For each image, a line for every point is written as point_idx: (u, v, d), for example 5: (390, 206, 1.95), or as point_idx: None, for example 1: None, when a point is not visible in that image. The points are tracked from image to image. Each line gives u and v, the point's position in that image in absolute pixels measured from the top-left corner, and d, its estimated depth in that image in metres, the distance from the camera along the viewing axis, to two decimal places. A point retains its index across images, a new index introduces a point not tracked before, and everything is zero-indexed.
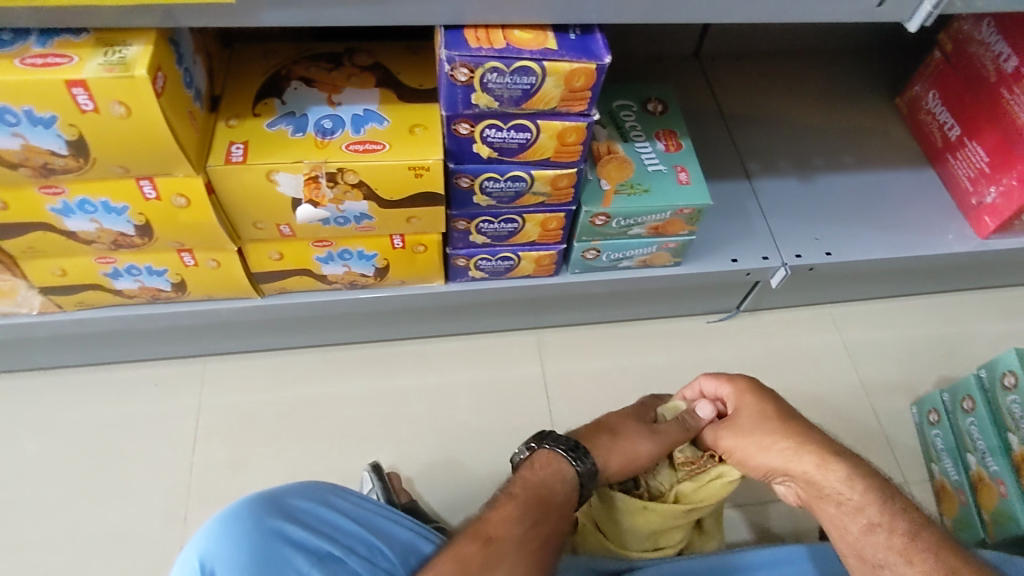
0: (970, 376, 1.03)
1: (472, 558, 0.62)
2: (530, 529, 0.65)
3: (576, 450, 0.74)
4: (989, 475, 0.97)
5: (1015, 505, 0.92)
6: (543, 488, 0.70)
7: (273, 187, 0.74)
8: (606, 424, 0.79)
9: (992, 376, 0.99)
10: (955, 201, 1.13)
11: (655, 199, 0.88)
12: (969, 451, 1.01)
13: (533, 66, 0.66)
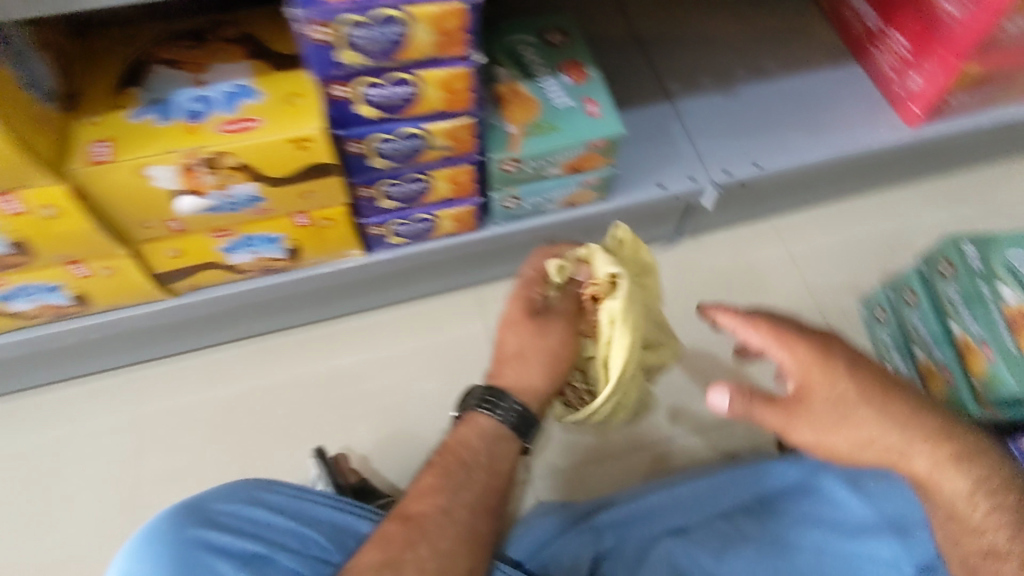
0: (911, 269, 1.02)
1: (395, 537, 0.64)
2: (453, 498, 0.67)
3: (493, 399, 0.73)
4: (936, 364, 0.96)
5: (959, 389, 0.91)
6: (465, 450, 0.71)
7: (149, 182, 0.69)
8: (506, 350, 0.75)
9: (931, 267, 0.97)
10: (882, 93, 1.10)
11: (564, 136, 0.84)
12: (915, 344, 1.01)
13: (395, 15, 0.61)
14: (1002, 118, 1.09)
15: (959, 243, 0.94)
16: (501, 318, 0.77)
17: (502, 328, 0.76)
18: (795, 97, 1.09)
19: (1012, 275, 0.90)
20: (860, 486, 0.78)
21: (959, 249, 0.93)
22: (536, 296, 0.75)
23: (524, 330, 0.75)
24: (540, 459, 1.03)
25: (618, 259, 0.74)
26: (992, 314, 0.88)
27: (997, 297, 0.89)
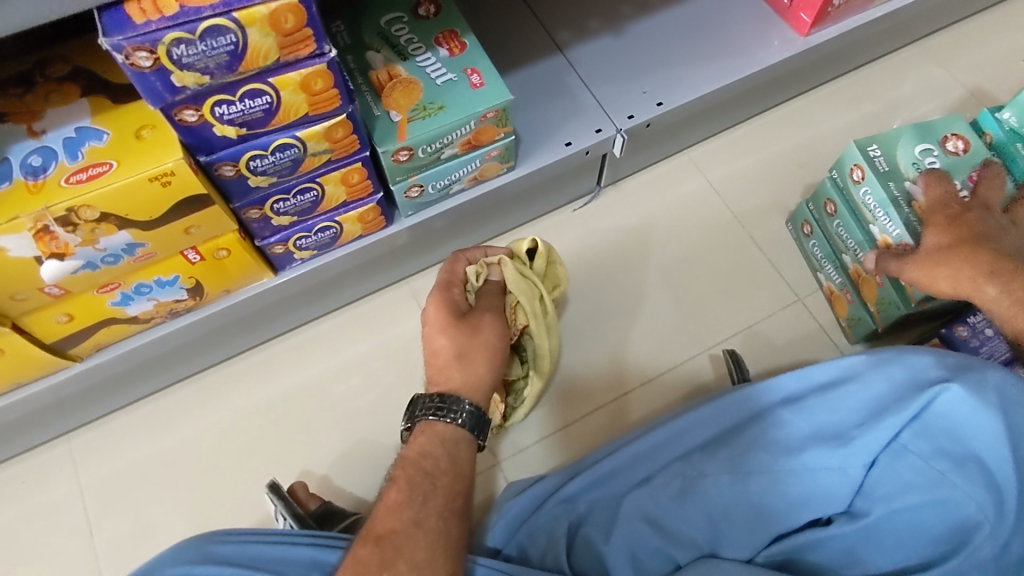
0: (827, 179, 1.00)
1: (369, 559, 0.59)
2: (422, 507, 0.62)
3: (442, 405, 0.69)
4: (864, 269, 0.97)
5: (891, 292, 0.93)
6: (426, 459, 0.66)
7: (3, 255, 0.63)
8: (443, 354, 0.72)
9: (843, 173, 0.95)
10: (769, 5, 1.08)
11: (452, 113, 0.80)
12: (843, 252, 1.01)
13: (224, 23, 0.56)
14: (888, 10, 1.09)
15: (865, 147, 0.91)
16: (426, 325, 0.75)
17: (429, 335, 0.74)
18: (684, 26, 1.06)
19: (917, 170, 0.89)
20: (803, 398, 0.76)
21: (865, 152, 0.91)
22: (456, 298, 0.78)
23: (457, 331, 0.73)
24: (505, 441, 1.00)
25: (519, 276, 0.82)
26: (905, 214, 0.87)
27: (904, 195, 0.88)
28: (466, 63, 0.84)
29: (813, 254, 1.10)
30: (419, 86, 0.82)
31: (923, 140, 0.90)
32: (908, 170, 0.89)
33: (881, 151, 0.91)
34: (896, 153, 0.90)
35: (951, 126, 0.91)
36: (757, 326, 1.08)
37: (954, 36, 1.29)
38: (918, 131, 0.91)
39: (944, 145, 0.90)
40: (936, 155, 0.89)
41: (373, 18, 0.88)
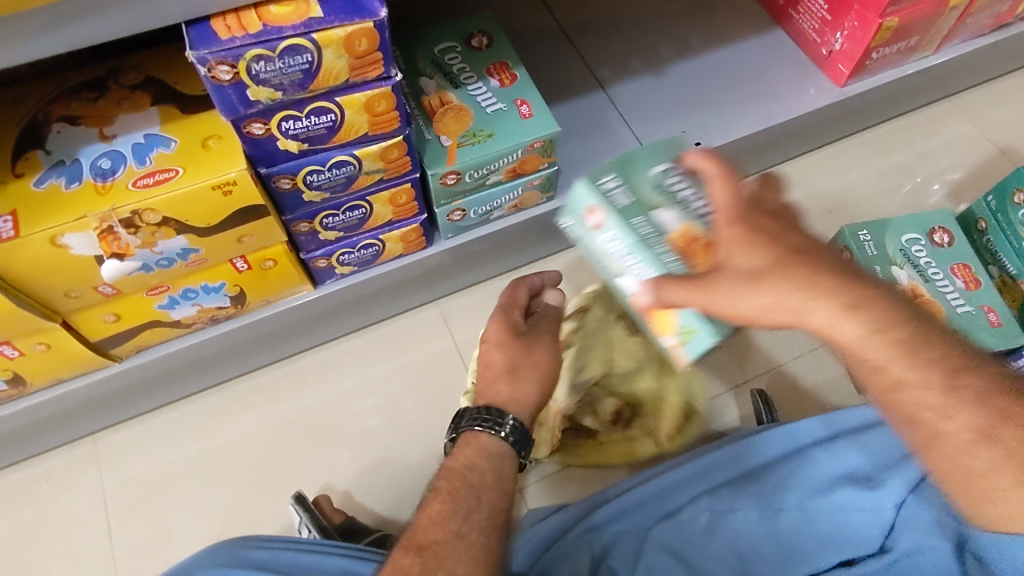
0: (846, 227, 1.01)
1: (409, 569, 0.59)
2: (465, 521, 0.62)
3: (489, 417, 0.69)
4: None
5: None
6: (471, 473, 0.66)
7: (66, 252, 0.65)
8: (495, 367, 0.73)
9: (574, 222, 0.68)
10: (807, 55, 1.11)
11: (501, 141, 0.82)
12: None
13: (302, 43, 0.58)
14: (922, 65, 1.12)
15: (597, 178, 0.66)
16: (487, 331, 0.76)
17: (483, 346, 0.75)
18: (725, 69, 1.09)
19: (774, 198, 0.68)
20: (838, 438, 0.77)
21: (596, 187, 0.65)
22: (516, 321, 0.76)
23: (512, 347, 0.73)
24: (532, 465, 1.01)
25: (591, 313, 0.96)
26: (658, 254, 0.62)
27: (654, 231, 0.63)
28: (516, 94, 0.86)
29: None
30: (468, 113, 0.84)
31: (657, 161, 0.68)
32: (652, 194, 0.65)
33: (621, 179, 0.66)
34: (633, 181, 0.66)
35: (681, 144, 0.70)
36: (784, 367, 1.08)
37: (983, 93, 1.31)
38: (648, 150, 0.69)
39: (682, 163, 0.67)
40: (677, 175, 0.67)
41: (427, 45, 0.91)
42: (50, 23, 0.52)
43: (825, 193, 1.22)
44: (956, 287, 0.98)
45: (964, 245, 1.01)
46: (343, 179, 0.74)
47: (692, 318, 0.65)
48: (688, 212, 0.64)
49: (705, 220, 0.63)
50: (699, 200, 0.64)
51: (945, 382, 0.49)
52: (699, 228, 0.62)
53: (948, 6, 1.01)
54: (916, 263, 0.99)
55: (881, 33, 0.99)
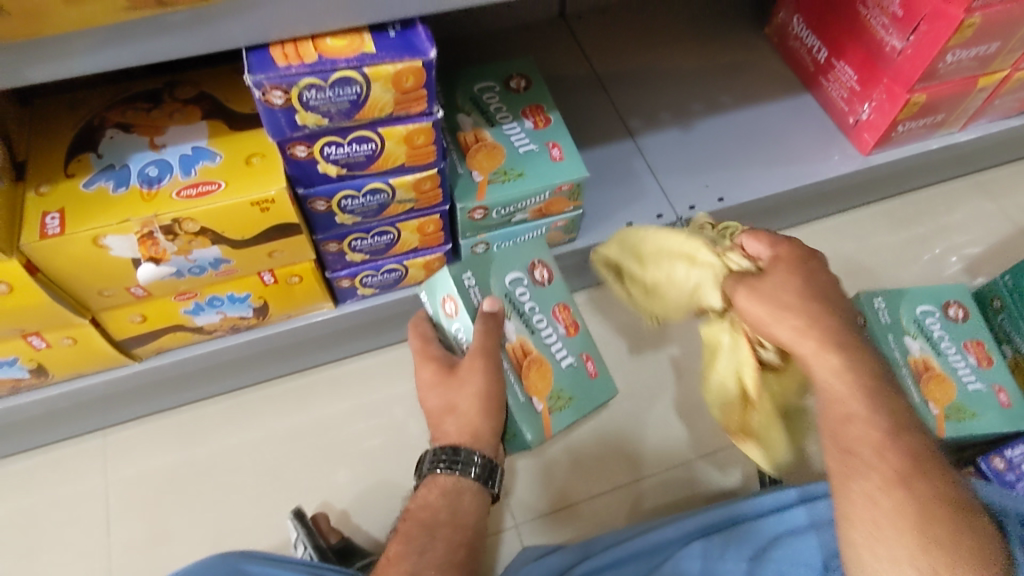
0: (861, 293, 1.02)
1: None
2: (420, 560, 0.62)
3: (451, 456, 0.66)
4: None
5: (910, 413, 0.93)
6: (427, 511, 0.66)
7: (106, 252, 0.67)
8: (438, 411, 0.69)
9: (434, 303, 0.75)
10: (834, 122, 1.13)
11: (530, 182, 0.85)
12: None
13: (353, 76, 0.61)
14: (947, 142, 1.14)
15: (458, 275, 0.72)
16: (415, 340, 0.73)
17: (420, 358, 0.71)
18: (753, 129, 1.12)
19: (917, 326, 1.00)
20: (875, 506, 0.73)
21: (460, 281, 0.71)
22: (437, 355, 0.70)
23: (449, 387, 0.68)
24: (524, 502, 0.98)
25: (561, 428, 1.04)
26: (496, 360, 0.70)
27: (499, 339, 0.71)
28: (549, 138, 0.89)
29: None
30: (501, 152, 0.87)
31: (511, 268, 0.76)
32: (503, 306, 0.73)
33: (478, 283, 0.72)
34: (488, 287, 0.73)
35: (538, 252, 0.78)
36: None
37: (1008, 173, 1.33)
38: (915, 293, 1.03)
39: (531, 273, 0.77)
40: (525, 286, 0.75)
41: (468, 83, 0.94)
42: (125, 41, 0.55)
43: (845, 257, 1.23)
44: (969, 363, 0.98)
45: (979, 322, 1.02)
46: (374, 206, 0.77)
47: (516, 422, 0.70)
48: (527, 327, 0.73)
49: (541, 340, 0.74)
50: (541, 316, 0.75)
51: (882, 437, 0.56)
52: (533, 344, 0.73)
53: (977, 87, 1.03)
54: (930, 334, 1.00)
55: (908, 107, 1.01)
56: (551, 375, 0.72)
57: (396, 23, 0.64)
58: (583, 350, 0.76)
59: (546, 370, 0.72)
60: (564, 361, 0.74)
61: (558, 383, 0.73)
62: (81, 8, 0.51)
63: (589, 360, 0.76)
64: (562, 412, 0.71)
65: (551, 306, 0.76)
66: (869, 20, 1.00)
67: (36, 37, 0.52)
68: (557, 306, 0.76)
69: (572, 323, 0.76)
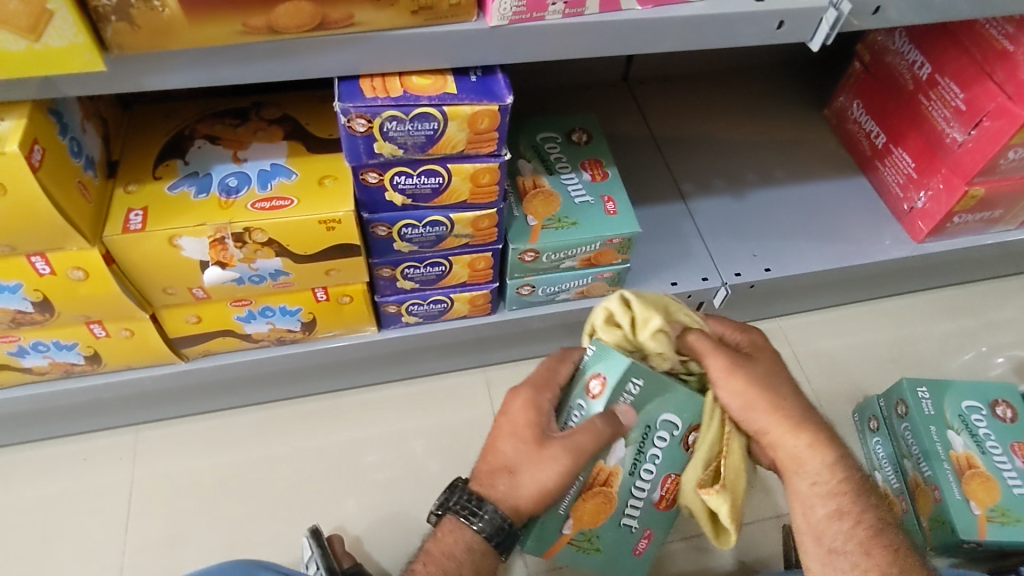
0: (904, 380, 1.00)
1: None
2: None
3: (476, 509, 0.64)
4: (925, 480, 0.95)
5: (949, 511, 0.90)
6: (449, 561, 0.63)
7: (178, 252, 0.71)
8: (500, 457, 0.66)
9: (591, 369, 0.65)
10: (888, 207, 1.14)
11: (583, 231, 0.87)
12: (906, 456, 0.99)
13: (432, 112, 0.65)
14: (1002, 238, 1.13)
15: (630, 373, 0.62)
16: (540, 369, 0.67)
17: (529, 395, 0.65)
18: (804, 205, 1.13)
19: (962, 422, 0.97)
20: None
21: (625, 379, 0.62)
22: (543, 406, 0.65)
23: (524, 446, 0.64)
24: (538, 552, 0.96)
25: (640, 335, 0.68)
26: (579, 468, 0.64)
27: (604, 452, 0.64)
28: (604, 192, 0.91)
29: (874, 450, 1.07)
30: (556, 200, 0.89)
31: (679, 413, 0.65)
32: (632, 433, 0.64)
33: (636, 397, 0.63)
34: (645, 407, 0.64)
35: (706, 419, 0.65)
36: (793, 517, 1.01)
37: None
38: (962, 387, 1.00)
39: (689, 431, 0.66)
40: (668, 437, 0.65)
41: (532, 133, 0.98)
42: (232, 61, 0.59)
43: (888, 341, 1.21)
44: (1015, 466, 0.94)
45: None
46: (430, 238, 0.79)
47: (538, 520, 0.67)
48: (632, 465, 0.65)
49: (633, 485, 0.66)
50: (653, 470, 0.66)
51: (869, 534, 0.61)
52: (620, 482, 0.65)
53: None
54: (975, 432, 0.97)
55: (965, 200, 1.01)
56: (603, 519, 0.67)
57: (476, 69, 0.68)
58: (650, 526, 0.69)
59: (604, 512, 0.66)
60: (625, 521, 0.67)
61: (601, 530, 0.68)
62: (206, 29, 0.56)
63: (645, 538, 0.69)
64: (578, 551, 0.69)
65: (667, 473, 0.66)
66: (931, 112, 1.02)
67: (155, 49, 0.57)
68: (673, 474, 0.66)
69: (669, 499, 0.68)
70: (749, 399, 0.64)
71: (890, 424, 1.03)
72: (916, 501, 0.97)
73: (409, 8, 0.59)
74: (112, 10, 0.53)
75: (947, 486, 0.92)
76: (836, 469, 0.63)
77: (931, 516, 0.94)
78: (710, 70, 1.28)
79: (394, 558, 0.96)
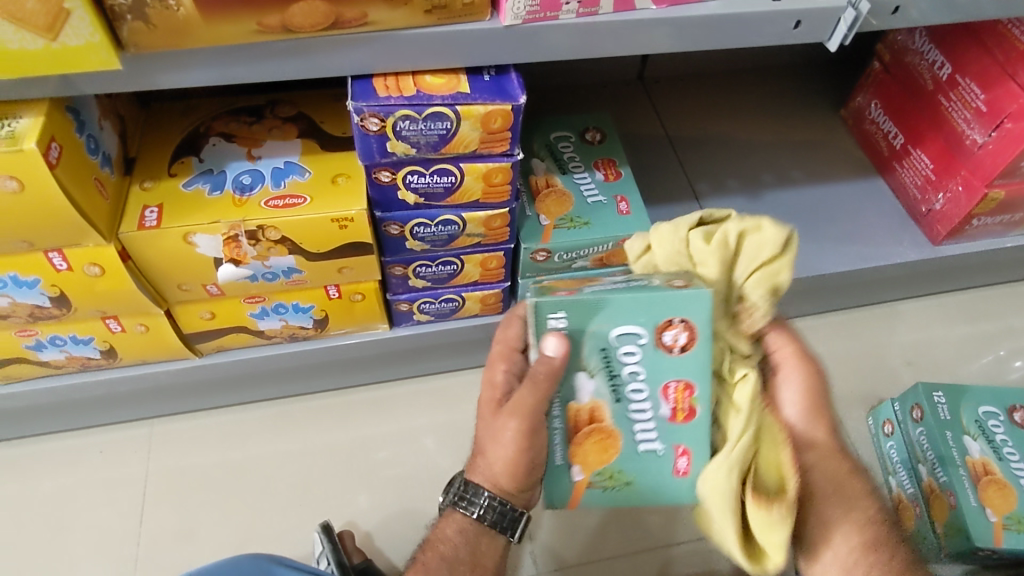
0: (920, 385, 0.99)
1: None
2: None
3: (466, 496, 0.64)
4: (939, 486, 0.94)
5: (964, 518, 0.89)
6: (446, 547, 0.65)
7: (192, 249, 0.72)
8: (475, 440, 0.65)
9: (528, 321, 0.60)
10: (906, 209, 1.12)
11: (595, 231, 0.86)
12: (920, 461, 0.98)
13: (446, 112, 0.65)
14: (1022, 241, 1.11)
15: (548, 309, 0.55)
16: (497, 344, 0.66)
17: (486, 373, 0.64)
18: (820, 206, 1.12)
19: (978, 427, 0.96)
20: None
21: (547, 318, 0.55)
22: (498, 378, 0.63)
23: (486, 423, 0.62)
24: (547, 551, 0.96)
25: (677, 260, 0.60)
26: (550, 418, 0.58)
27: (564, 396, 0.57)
28: (617, 192, 0.91)
29: (888, 454, 1.05)
30: (568, 200, 0.89)
31: (634, 318, 0.56)
32: (587, 359, 0.56)
33: (568, 327, 0.56)
34: (588, 329, 0.56)
35: (683, 308, 0.55)
36: None
37: None
38: (979, 392, 0.99)
39: (660, 335, 0.56)
40: (637, 349, 0.56)
41: (544, 132, 0.97)
42: (246, 60, 0.60)
43: (904, 344, 1.19)
44: None
45: None
46: (442, 238, 0.80)
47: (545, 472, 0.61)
48: (614, 392, 0.57)
49: (628, 407, 0.58)
50: (643, 388, 0.57)
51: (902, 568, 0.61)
52: (610, 413, 0.58)
53: None
54: (992, 438, 0.95)
55: (985, 202, 1.00)
56: (613, 454, 0.59)
57: (490, 68, 0.68)
58: (679, 440, 0.58)
59: (612, 448, 0.58)
60: (645, 446, 0.59)
61: (621, 462, 0.59)
62: (221, 28, 0.57)
63: (682, 456, 0.59)
64: (605, 491, 0.60)
65: (661, 383, 0.57)
66: (951, 112, 1.00)
67: (171, 48, 0.57)
68: (671, 382, 0.57)
69: (684, 409, 0.58)
70: (809, 405, 0.65)
71: (904, 429, 1.02)
72: (929, 507, 0.96)
73: (422, 7, 0.59)
74: (129, 9, 0.54)
75: (963, 492, 0.91)
76: (875, 498, 0.64)
77: (945, 523, 0.93)
78: (726, 69, 1.27)
79: (404, 554, 0.96)
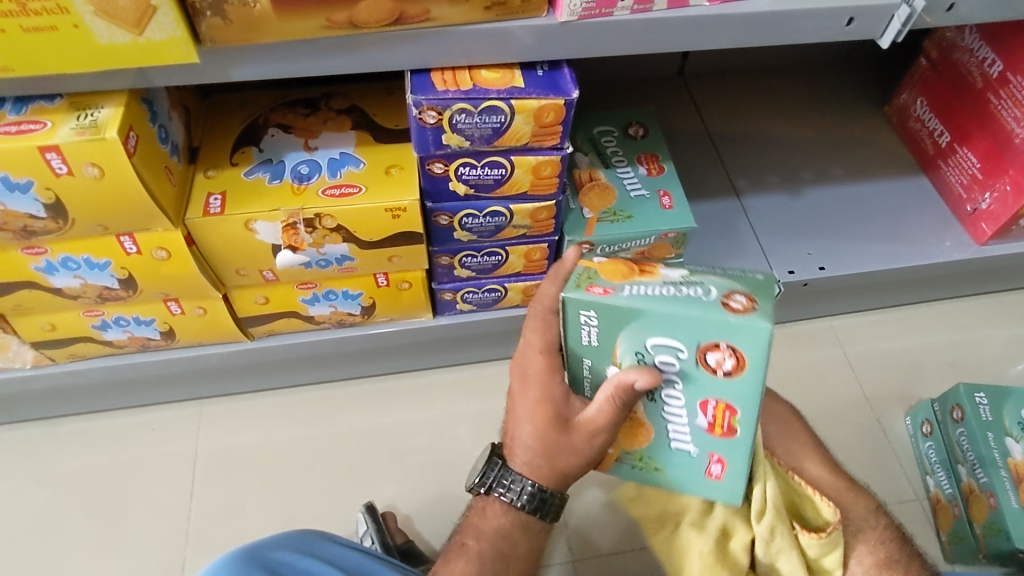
0: (961, 385, 0.98)
1: None
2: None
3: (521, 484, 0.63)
4: (979, 487, 0.93)
5: (1006, 519, 0.89)
6: (503, 540, 0.64)
7: (253, 236, 0.75)
8: (523, 443, 0.62)
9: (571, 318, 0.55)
10: (950, 208, 1.11)
11: (638, 225, 0.88)
12: (960, 462, 0.97)
13: (500, 106, 0.66)
14: None
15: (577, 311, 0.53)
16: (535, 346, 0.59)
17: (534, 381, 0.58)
18: (862, 204, 1.11)
19: None
20: None
21: (580, 314, 0.53)
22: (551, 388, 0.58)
23: (545, 433, 0.59)
24: (583, 539, 0.97)
25: None
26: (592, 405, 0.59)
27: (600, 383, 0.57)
28: (660, 187, 0.92)
29: (926, 455, 1.05)
30: (611, 192, 0.90)
31: (674, 332, 0.51)
32: (623, 359, 0.54)
33: (600, 327, 0.53)
34: (621, 335, 0.53)
35: (737, 335, 0.50)
36: None
37: None
38: None
39: (703, 354, 0.51)
40: (675, 362, 0.52)
41: (588, 127, 0.99)
42: (313, 54, 0.62)
43: (945, 344, 1.18)
44: None
45: None
46: (488, 229, 0.82)
47: None
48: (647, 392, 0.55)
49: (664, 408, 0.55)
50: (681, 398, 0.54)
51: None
52: (643, 409, 0.56)
53: None
54: None
55: None
56: (643, 442, 0.58)
57: (543, 64, 0.69)
58: (712, 449, 0.56)
59: (643, 436, 0.58)
60: (678, 445, 0.57)
61: (653, 450, 0.58)
62: (291, 24, 0.59)
63: (717, 462, 0.56)
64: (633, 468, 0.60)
65: (701, 397, 0.53)
66: (1000, 111, 0.99)
67: (243, 42, 0.60)
68: (711, 399, 0.53)
69: (722, 425, 0.54)
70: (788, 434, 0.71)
71: (944, 430, 1.01)
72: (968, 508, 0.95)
73: (483, 4, 0.61)
74: (208, 5, 0.56)
75: (1004, 494, 0.90)
76: (880, 513, 0.66)
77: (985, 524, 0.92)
78: (768, 66, 1.26)
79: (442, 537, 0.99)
